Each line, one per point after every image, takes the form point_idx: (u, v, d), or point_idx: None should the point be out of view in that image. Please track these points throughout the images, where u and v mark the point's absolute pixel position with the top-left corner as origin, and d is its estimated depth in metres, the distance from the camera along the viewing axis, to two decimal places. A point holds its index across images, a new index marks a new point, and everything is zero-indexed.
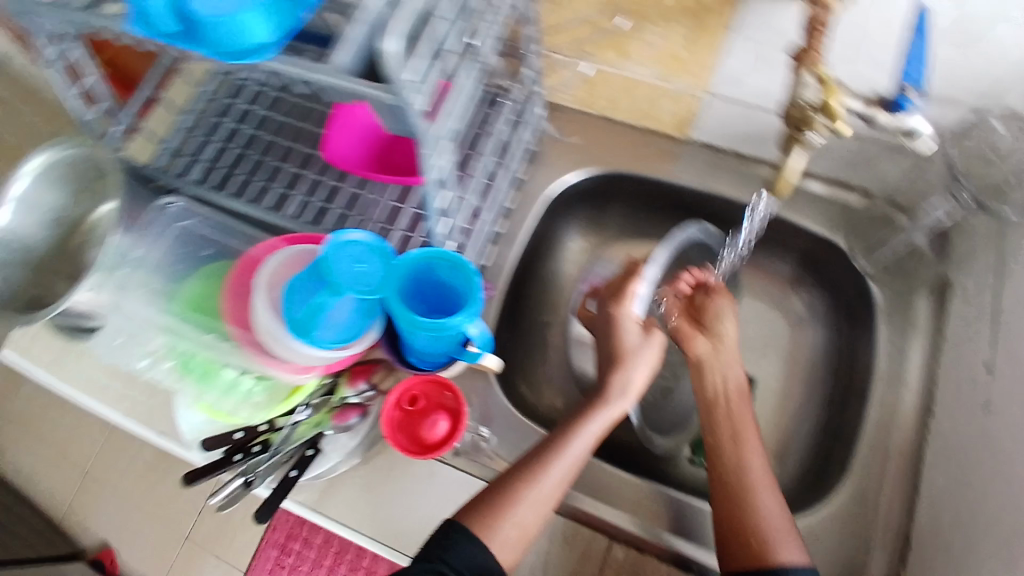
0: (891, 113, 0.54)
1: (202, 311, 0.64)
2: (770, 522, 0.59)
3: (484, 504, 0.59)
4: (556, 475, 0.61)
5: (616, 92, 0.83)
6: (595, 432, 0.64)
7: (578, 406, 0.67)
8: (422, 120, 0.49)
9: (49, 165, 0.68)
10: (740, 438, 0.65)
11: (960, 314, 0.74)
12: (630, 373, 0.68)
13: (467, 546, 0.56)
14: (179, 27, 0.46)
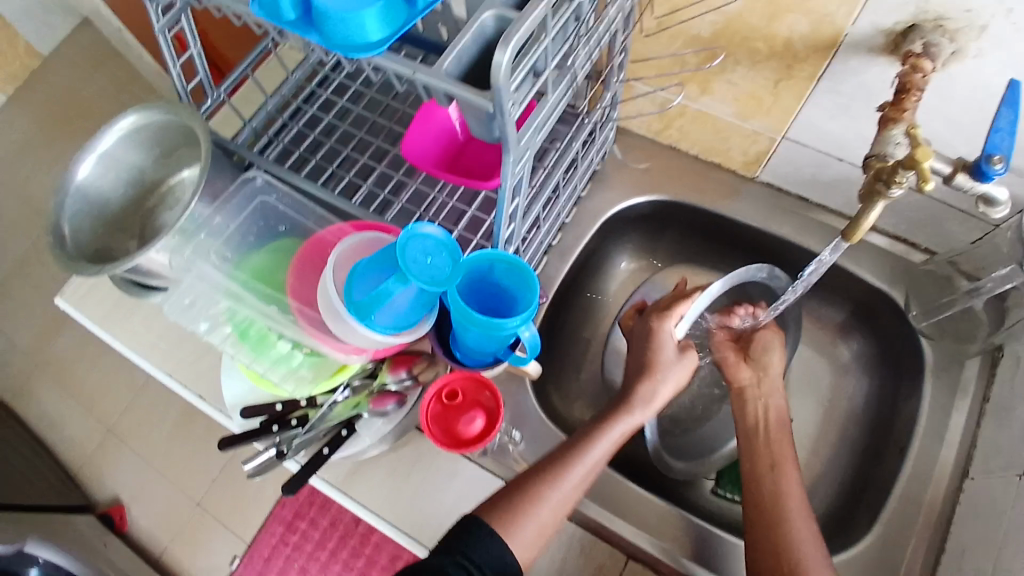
0: (973, 178, 0.52)
1: (266, 283, 0.67)
2: (807, 547, 0.60)
3: (506, 499, 0.61)
4: (576, 477, 0.63)
5: (688, 124, 0.82)
6: (615, 439, 0.66)
7: (598, 413, 0.69)
8: (512, 129, 0.51)
9: (139, 127, 0.69)
10: (778, 466, 0.67)
11: (1008, 383, 0.71)
12: (658, 389, 0.70)
13: (491, 543, 0.56)
14: (299, 16, 0.50)
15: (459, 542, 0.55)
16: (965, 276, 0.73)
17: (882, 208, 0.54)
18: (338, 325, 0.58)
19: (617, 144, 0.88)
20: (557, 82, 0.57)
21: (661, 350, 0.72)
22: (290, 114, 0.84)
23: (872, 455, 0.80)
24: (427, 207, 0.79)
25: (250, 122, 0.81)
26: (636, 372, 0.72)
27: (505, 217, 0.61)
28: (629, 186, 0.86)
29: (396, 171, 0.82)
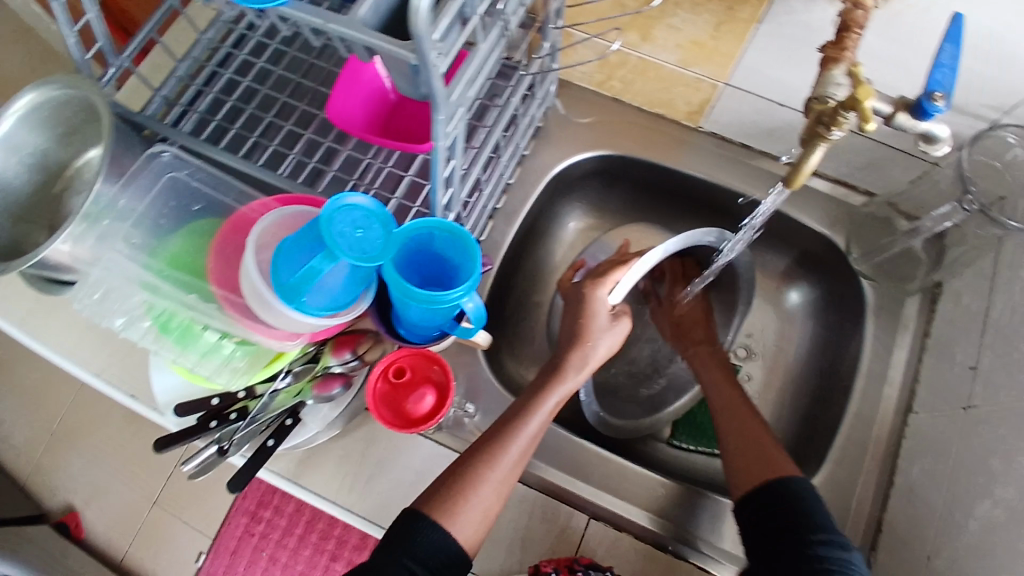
0: (914, 116, 0.51)
1: (186, 270, 0.62)
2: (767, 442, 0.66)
3: (447, 484, 0.59)
4: (515, 452, 0.61)
5: (630, 74, 0.79)
6: (550, 408, 0.65)
7: (533, 382, 0.68)
8: (440, 83, 0.47)
9: (38, 107, 0.62)
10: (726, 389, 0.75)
11: (948, 318, 0.74)
12: (590, 355, 0.69)
13: (433, 532, 0.56)
14: None
15: (402, 539, 0.55)
16: (905, 218, 0.76)
17: (823, 152, 0.52)
18: (267, 310, 0.54)
19: (559, 98, 0.83)
20: (486, 30, 0.52)
21: (593, 318, 0.71)
22: (205, 79, 0.77)
23: (817, 396, 0.82)
24: (361, 173, 0.74)
25: (160, 91, 0.73)
26: (568, 337, 0.71)
27: (441, 180, 0.57)
28: (573, 143, 0.82)
29: (325, 138, 0.76)
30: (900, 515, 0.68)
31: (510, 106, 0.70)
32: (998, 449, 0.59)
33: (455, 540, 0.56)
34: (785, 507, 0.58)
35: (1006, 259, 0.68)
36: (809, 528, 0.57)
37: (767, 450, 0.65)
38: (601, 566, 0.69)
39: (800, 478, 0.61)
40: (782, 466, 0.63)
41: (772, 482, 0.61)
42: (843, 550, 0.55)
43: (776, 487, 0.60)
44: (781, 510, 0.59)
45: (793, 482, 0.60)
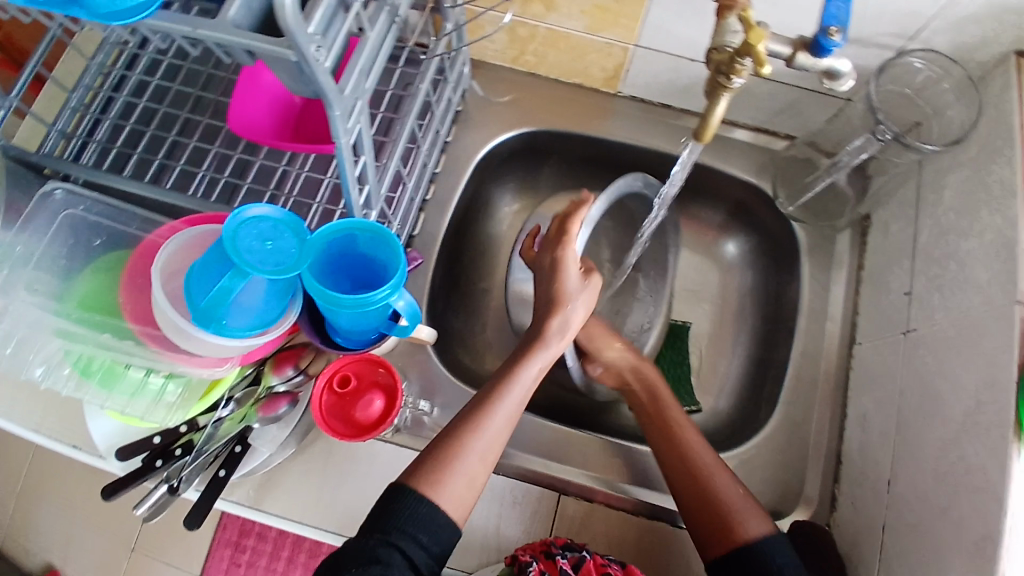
0: (813, 55, 0.52)
1: (98, 309, 0.58)
2: (734, 500, 0.61)
3: (429, 460, 0.57)
4: (498, 422, 0.60)
5: (542, 47, 0.78)
6: (533, 375, 0.63)
7: (513, 350, 0.65)
8: (329, 80, 0.45)
9: None
10: (678, 441, 0.67)
11: (880, 248, 0.76)
12: (568, 314, 0.66)
13: (421, 509, 0.54)
14: None
15: (387, 516, 0.53)
16: (825, 155, 0.78)
17: (727, 103, 0.52)
18: (189, 338, 0.52)
19: (476, 79, 0.83)
20: (373, 17, 0.50)
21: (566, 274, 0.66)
22: (100, 106, 0.72)
23: (765, 342, 0.83)
24: (278, 183, 0.74)
25: (54, 124, 0.69)
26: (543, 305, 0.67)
27: (352, 180, 0.54)
28: (495, 123, 0.82)
29: (234, 150, 0.73)
30: (856, 444, 0.70)
31: (420, 93, 0.66)
32: (936, 366, 0.62)
33: (443, 514, 0.55)
34: None
35: (925, 184, 0.70)
36: None
37: (730, 516, 0.60)
38: (577, 546, 0.64)
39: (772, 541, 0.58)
40: (749, 532, 0.59)
41: (741, 555, 0.58)
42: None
43: (745, 560, 0.58)
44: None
45: (759, 556, 0.57)
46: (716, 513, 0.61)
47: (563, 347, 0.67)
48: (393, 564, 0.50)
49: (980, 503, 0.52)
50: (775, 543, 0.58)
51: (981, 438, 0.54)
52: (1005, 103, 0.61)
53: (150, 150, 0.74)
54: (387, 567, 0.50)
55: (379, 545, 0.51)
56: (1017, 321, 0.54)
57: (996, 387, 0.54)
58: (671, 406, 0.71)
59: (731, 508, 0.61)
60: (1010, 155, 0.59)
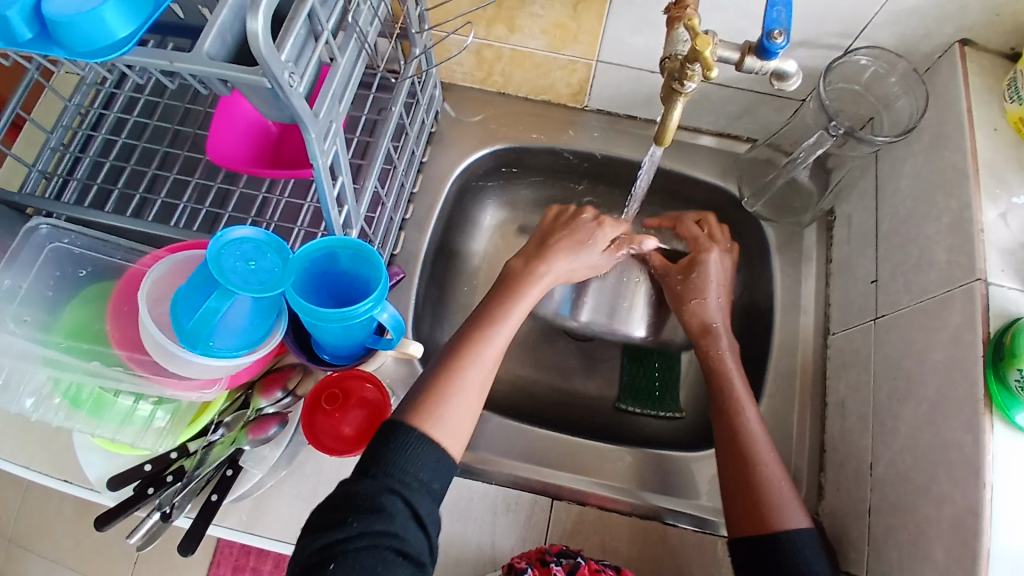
0: (761, 58, 0.55)
1: (85, 338, 0.60)
2: (777, 489, 0.60)
3: (423, 395, 0.56)
4: (484, 361, 0.60)
5: (508, 67, 0.81)
6: (516, 317, 0.64)
7: (490, 296, 0.67)
8: (303, 104, 0.47)
9: None
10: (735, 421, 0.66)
11: (845, 240, 0.79)
12: (555, 263, 0.70)
13: (423, 444, 0.52)
14: (32, 32, 0.43)
15: (388, 457, 0.50)
16: (785, 153, 0.79)
17: (683, 107, 0.55)
18: (177, 362, 0.53)
19: (447, 101, 0.86)
20: (343, 43, 0.53)
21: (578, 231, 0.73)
22: (80, 144, 0.75)
23: (744, 338, 0.85)
24: (259, 210, 0.76)
25: (35, 164, 0.71)
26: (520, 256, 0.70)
27: (331, 199, 0.56)
28: (468, 142, 0.85)
29: (213, 180, 0.76)
30: (837, 432, 0.72)
31: (394, 115, 0.68)
32: (904, 347, 0.64)
33: (444, 447, 0.53)
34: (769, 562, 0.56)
35: (883, 175, 0.73)
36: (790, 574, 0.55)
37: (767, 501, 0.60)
38: (572, 552, 0.65)
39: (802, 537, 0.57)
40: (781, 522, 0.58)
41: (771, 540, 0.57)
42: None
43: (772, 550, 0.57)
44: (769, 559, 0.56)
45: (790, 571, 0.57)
46: (758, 495, 0.60)
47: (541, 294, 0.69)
48: (397, 514, 0.48)
49: (959, 476, 0.54)
50: (806, 540, 0.57)
51: (954, 411, 0.56)
52: (952, 93, 0.65)
53: (130, 184, 0.76)
54: (391, 520, 0.47)
55: (382, 492, 0.48)
56: (976, 296, 0.56)
57: (962, 361, 0.56)
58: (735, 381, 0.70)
59: (775, 497, 0.60)
60: (959, 141, 0.63)
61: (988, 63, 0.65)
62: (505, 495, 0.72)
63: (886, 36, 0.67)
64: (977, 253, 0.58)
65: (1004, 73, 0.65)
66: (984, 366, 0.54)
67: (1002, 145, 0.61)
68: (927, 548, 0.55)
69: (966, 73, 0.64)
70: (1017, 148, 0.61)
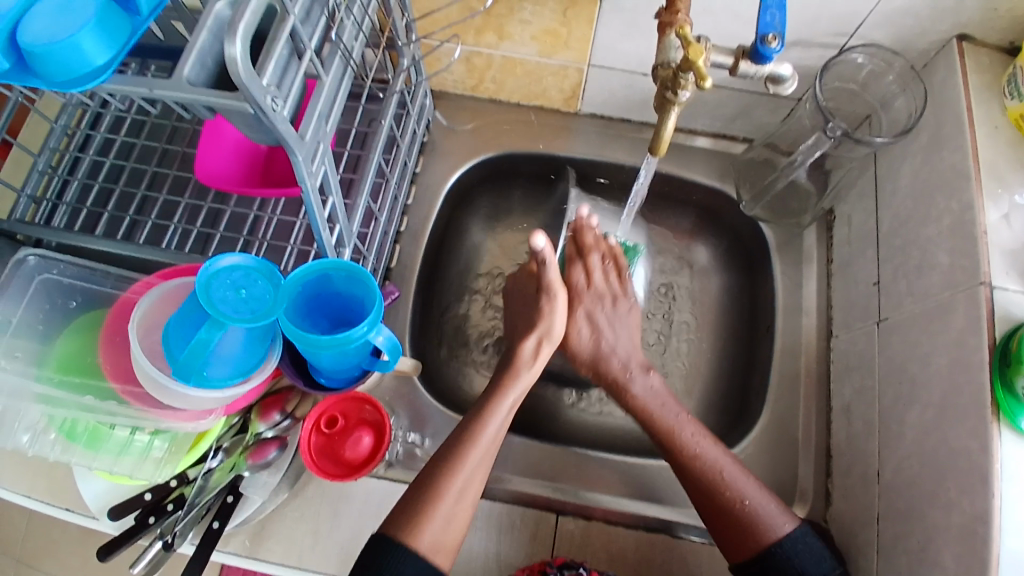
0: (755, 62, 0.54)
1: (76, 371, 0.60)
2: (755, 506, 0.60)
3: (406, 504, 0.55)
4: (475, 459, 0.57)
5: (499, 74, 0.80)
6: (510, 407, 0.61)
7: (489, 381, 0.63)
8: (290, 129, 0.46)
9: None
10: (684, 458, 0.63)
11: (845, 239, 0.78)
12: (545, 339, 0.65)
13: (404, 556, 0.51)
14: (8, 62, 0.42)
15: (376, 559, 0.51)
16: (784, 154, 0.78)
17: (677, 117, 0.54)
18: (170, 393, 0.52)
19: (438, 110, 0.86)
20: (328, 62, 0.52)
21: (541, 318, 0.66)
22: (67, 167, 0.74)
23: (745, 339, 0.84)
24: (250, 229, 0.75)
25: (23, 190, 0.70)
26: (520, 336, 0.66)
27: (321, 221, 0.55)
28: (459, 152, 0.84)
29: (204, 201, 0.75)
30: (843, 436, 0.71)
31: (384, 129, 0.67)
32: (909, 348, 0.63)
33: (423, 561, 0.52)
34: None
35: (882, 175, 0.73)
36: None
37: (750, 525, 0.59)
38: (575, 563, 0.64)
39: (799, 539, 0.58)
40: (770, 536, 0.58)
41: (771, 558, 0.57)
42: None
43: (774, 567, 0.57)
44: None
45: None
46: (735, 518, 0.60)
47: (539, 372, 0.65)
48: None
49: (968, 483, 0.53)
50: (801, 539, 0.58)
51: (961, 417, 0.55)
52: (950, 89, 0.64)
53: (119, 207, 0.75)
54: None
55: None
56: (980, 300, 0.55)
57: (968, 366, 0.55)
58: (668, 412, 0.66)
59: (751, 516, 0.59)
60: (958, 140, 0.62)
61: (988, 58, 0.64)
62: (509, 510, 0.71)
63: (881, 35, 0.66)
64: (980, 255, 0.56)
65: (1004, 68, 0.63)
66: (990, 370, 0.53)
67: (1001, 144, 0.60)
68: (936, 557, 0.54)
69: (964, 68, 0.63)
70: (1016, 146, 0.60)
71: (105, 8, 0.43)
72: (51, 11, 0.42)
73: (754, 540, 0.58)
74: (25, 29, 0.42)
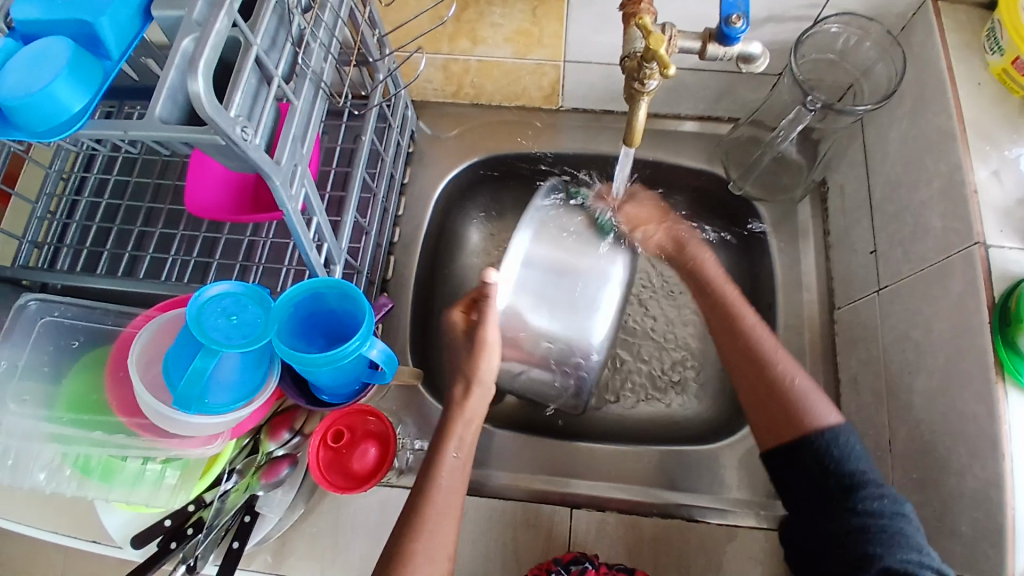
0: (723, 45, 0.53)
1: (86, 409, 0.62)
2: (799, 388, 0.59)
3: (382, 563, 0.54)
4: (436, 513, 0.57)
5: (478, 78, 0.81)
6: (455, 458, 0.60)
7: (433, 436, 0.62)
8: (264, 155, 0.47)
9: None
10: (746, 335, 0.64)
11: (840, 210, 0.77)
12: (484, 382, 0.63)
13: None
14: None
15: None
16: (768, 129, 0.77)
17: (647, 106, 0.54)
18: (174, 423, 0.54)
19: (421, 119, 0.86)
20: (297, 87, 0.53)
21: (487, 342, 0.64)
22: (66, 210, 0.76)
23: None
24: (247, 253, 0.76)
25: (25, 236, 0.73)
26: (453, 380, 0.65)
27: (308, 241, 0.56)
28: (446, 159, 0.85)
29: (199, 230, 0.77)
30: (853, 410, 0.70)
31: (367, 143, 0.68)
32: (910, 315, 0.62)
33: None
34: (815, 476, 0.55)
35: (871, 142, 0.72)
36: (843, 494, 0.53)
37: (793, 407, 0.58)
38: (581, 557, 0.65)
39: (842, 431, 0.56)
40: (810, 423, 0.57)
41: (807, 445, 0.56)
42: (897, 519, 0.51)
43: (809, 451, 0.56)
44: (810, 475, 0.55)
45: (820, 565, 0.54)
46: (780, 397, 0.59)
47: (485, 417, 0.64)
48: None
49: (977, 449, 0.52)
50: (840, 435, 0.56)
51: (965, 381, 0.54)
52: (929, 49, 0.63)
53: (119, 244, 0.77)
54: None
55: None
56: (975, 260, 0.54)
57: (969, 329, 0.54)
58: (716, 275, 0.70)
59: (796, 394, 0.59)
60: (942, 100, 0.60)
61: (966, 15, 0.62)
62: (523, 510, 0.71)
63: (854, 2, 0.65)
64: (972, 216, 0.55)
65: (983, 23, 0.62)
66: (990, 332, 0.52)
67: (986, 101, 0.59)
68: (953, 527, 0.54)
69: (941, 27, 0.62)
70: (1002, 101, 0.59)
71: (75, 54, 0.44)
72: (24, 63, 0.44)
73: (794, 425, 0.57)
74: (5, 85, 0.43)
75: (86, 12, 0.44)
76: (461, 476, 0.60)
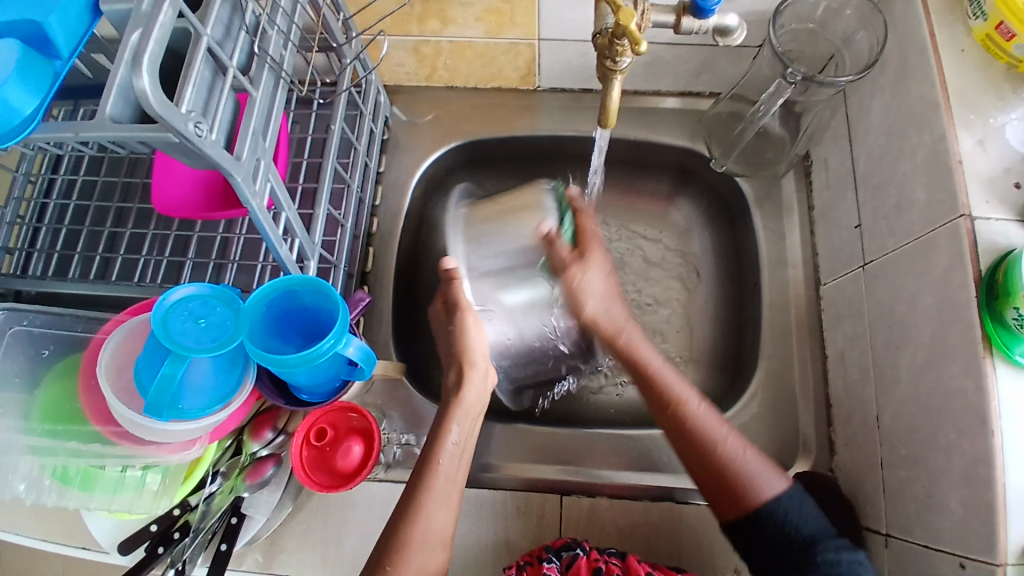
0: (698, 18, 0.52)
1: (62, 419, 0.60)
2: (741, 459, 0.54)
3: (379, 552, 0.53)
4: (436, 501, 0.55)
5: (451, 60, 0.78)
6: (456, 444, 0.59)
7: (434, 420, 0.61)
8: (222, 152, 0.45)
9: None
10: (670, 408, 0.58)
11: (825, 184, 0.75)
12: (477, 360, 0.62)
13: None
14: None
15: None
16: (750, 103, 0.76)
17: (621, 84, 0.52)
18: (150, 429, 0.53)
19: (395, 105, 0.84)
20: (256, 76, 0.51)
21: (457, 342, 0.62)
22: (35, 214, 0.74)
23: (734, 297, 0.82)
24: (221, 251, 0.74)
25: None
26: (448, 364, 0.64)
27: (277, 238, 0.54)
28: (423, 145, 0.82)
29: (170, 229, 0.75)
30: (840, 385, 0.70)
31: (337, 132, 0.65)
32: (897, 290, 0.61)
33: None
34: (770, 544, 0.52)
35: (854, 114, 0.70)
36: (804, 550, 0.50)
37: (738, 482, 0.53)
38: (572, 543, 0.64)
39: (789, 497, 0.53)
40: (759, 495, 0.53)
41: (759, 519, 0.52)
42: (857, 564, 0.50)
43: (767, 526, 0.52)
44: (766, 547, 0.52)
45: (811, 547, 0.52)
46: (721, 475, 0.54)
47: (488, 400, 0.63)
48: None
49: (965, 424, 0.51)
50: (790, 499, 0.53)
51: (953, 356, 0.53)
52: (911, 16, 0.61)
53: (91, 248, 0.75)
54: None
55: None
56: (961, 233, 0.53)
57: (955, 303, 0.53)
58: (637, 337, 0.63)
59: (739, 472, 0.54)
60: (925, 69, 0.59)
61: None
62: (513, 499, 0.71)
63: None
64: (958, 186, 0.54)
65: None
66: (978, 306, 0.51)
67: (970, 68, 0.57)
68: (942, 501, 0.53)
69: None
70: (986, 68, 0.57)
71: (25, 56, 0.42)
72: None
73: (742, 501, 0.53)
74: None
75: (35, 11, 0.42)
76: (460, 463, 0.59)
